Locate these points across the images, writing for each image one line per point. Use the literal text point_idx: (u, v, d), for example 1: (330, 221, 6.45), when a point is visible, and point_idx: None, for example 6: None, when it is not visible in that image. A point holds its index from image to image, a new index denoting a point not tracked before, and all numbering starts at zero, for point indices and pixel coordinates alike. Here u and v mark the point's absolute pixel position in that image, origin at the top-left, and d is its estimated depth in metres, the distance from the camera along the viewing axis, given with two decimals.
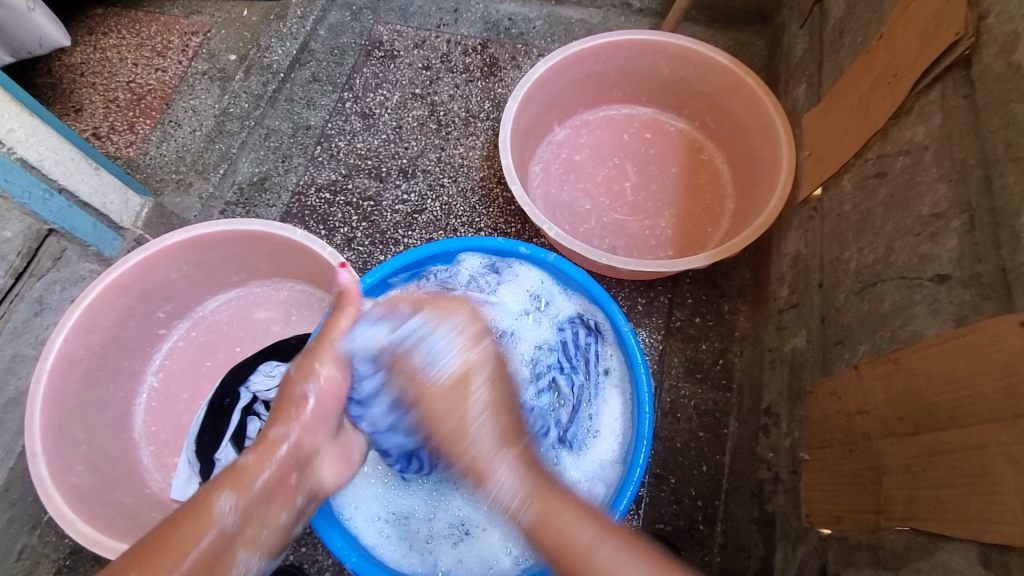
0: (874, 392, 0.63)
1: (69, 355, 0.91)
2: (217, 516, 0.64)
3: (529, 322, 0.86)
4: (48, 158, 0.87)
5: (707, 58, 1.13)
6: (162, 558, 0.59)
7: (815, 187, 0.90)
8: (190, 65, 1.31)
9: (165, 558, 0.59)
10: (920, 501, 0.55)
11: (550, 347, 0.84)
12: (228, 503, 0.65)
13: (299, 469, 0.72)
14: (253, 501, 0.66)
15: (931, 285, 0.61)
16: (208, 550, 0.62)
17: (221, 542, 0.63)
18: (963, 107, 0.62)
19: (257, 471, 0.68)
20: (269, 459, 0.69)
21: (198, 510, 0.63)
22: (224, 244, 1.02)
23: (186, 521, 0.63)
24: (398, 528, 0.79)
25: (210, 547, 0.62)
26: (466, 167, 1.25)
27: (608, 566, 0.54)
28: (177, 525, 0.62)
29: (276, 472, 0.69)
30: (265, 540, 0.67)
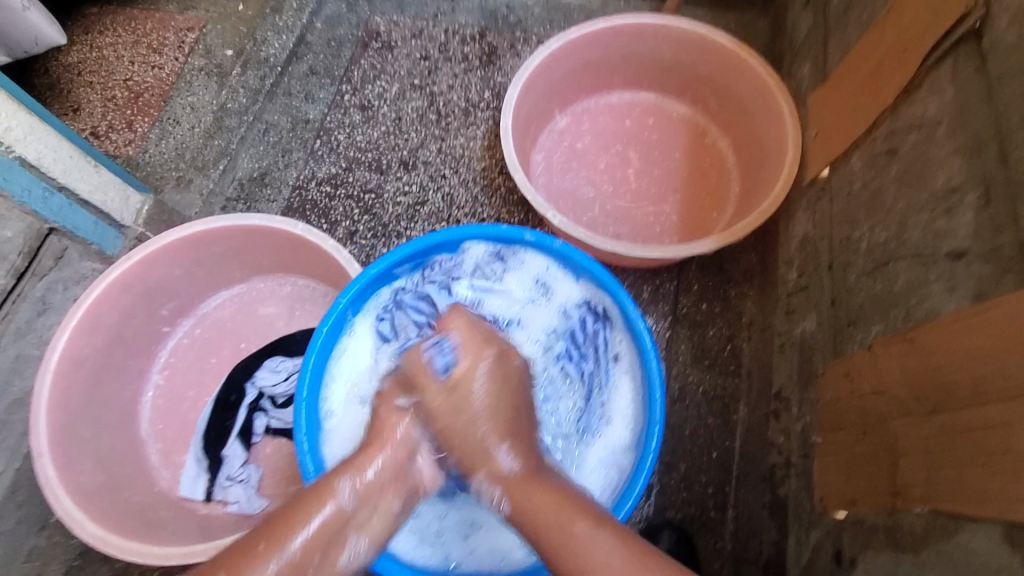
0: (889, 372, 0.62)
1: (73, 355, 0.91)
2: (334, 495, 0.61)
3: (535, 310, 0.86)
4: (47, 156, 0.86)
5: (709, 40, 1.11)
6: (285, 528, 0.58)
7: (823, 167, 0.88)
8: (186, 61, 1.29)
9: (290, 527, 0.58)
10: (941, 481, 0.53)
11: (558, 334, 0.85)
12: (347, 483, 0.63)
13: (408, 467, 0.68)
14: (373, 485, 0.64)
15: (947, 261, 0.60)
16: (327, 526, 0.60)
17: (340, 520, 0.61)
18: (975, 79, 0.61)
19: (374, 455, 0.66)
20: (389, 440, 0.68)
21: (318, 488, 0.61)
22: (225, 240, 1.01)
23: (304, 501, 0.61)
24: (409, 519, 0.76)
25: (326, 525, 0.60)
26: (467, 157, 1.24)
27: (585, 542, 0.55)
28: (298, 503, 0.60)
29: (392, 457, 0.67)
30: (379, 525, 0.64)
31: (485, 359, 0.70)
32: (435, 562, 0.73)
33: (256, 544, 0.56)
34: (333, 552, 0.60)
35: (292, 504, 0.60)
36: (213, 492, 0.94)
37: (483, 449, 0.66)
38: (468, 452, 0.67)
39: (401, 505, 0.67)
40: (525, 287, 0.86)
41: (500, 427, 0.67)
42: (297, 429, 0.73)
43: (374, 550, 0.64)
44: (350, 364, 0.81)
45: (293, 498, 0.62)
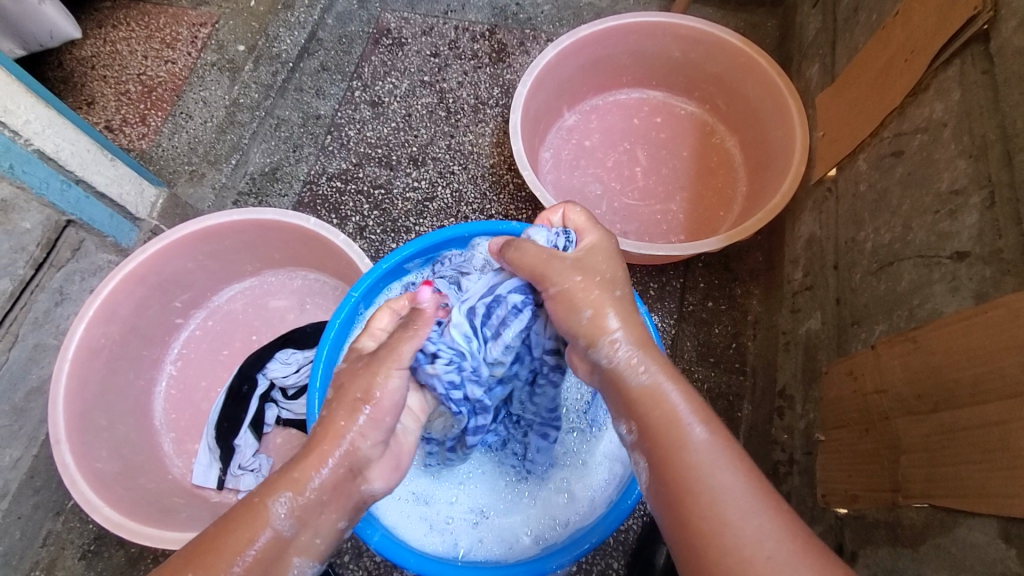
0: (892, 371, 0.63)
1: (90, 344, 0.93)
2: (270, 522, 0.55)
3: None
4: (65, 150, 0.88)
5: (718, 40, 1.12)
6: (216, 559, 0.53)
7: (829, 168, 0.89)
8: (198, 56, 1.31)
9: (220, 559, 0.53)
10: (940, 478, 0.55)
11: None
12: (283, 506, 0.56)
13: (352, 477, 0.60)
14: (312, 502, 0.57)
15: (951, 262, 0.60)
16: (263, 552, 0.54)
17: (277, 545, 0.55)
18: (982, 81, 0.61)
19: (315, 470, 0.58)
20: (332, 451, 0.59)
21: (252, 511, 0.55)
22: (238, 234, 1.03)
23: (237, 522, 0.55)
24: (419, 509, 0.77)
25: (264, 550, 0.54)
26: (476, 154, 1.25)
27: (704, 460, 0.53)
28: (230, 525, 0.54)
29: (334, 472, 0.59)
30: (322, 544, 0.58)
31: (589, 236, 0.68)
32: (445, 550, 0.75)
33: (184, 573, 0.52)
34: None
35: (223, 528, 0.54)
36: (225, 479, 0.95)
37: (613, 337, 0.61)
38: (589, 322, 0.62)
39: (348, 518, 0.61)
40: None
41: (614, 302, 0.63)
42: (310, 418, 0.75)
43: (318, 567, 0.59)
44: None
45: (225, 515, 0.56)
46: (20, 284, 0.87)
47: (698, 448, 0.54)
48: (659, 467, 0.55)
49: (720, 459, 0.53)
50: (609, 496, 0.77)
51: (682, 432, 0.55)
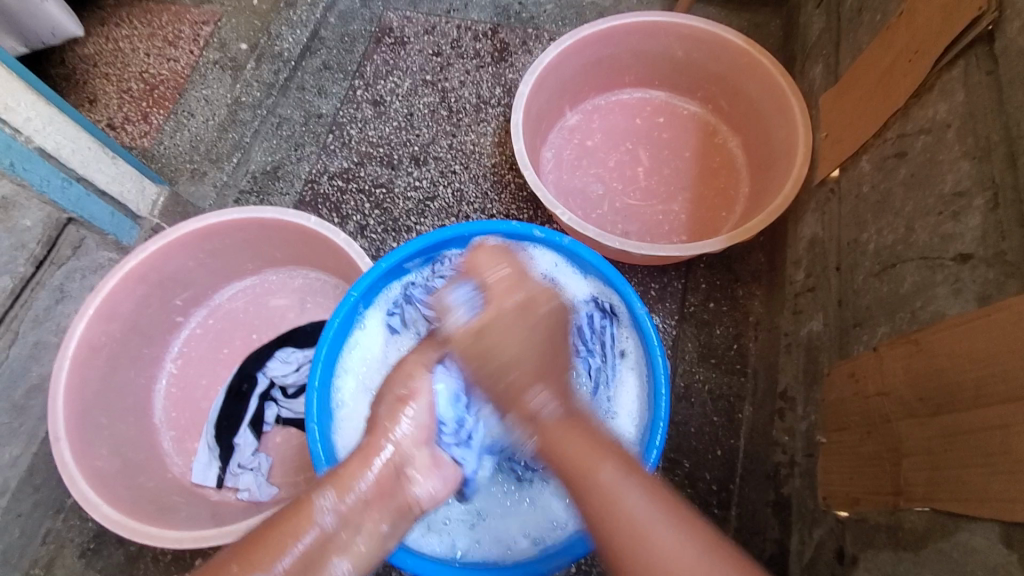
0: (893, 373, 0.62)
1: (91, 342, 0.93)
2: (315, 518, 0.60)
3: None
4: (65, 147, 0.88)
5: (721, 39, 1.11)
6: (264, 553, 0.58)
7: (832, 168, 0.88)
8: (201, 55, 1.30)
9: (267, 553, 0.58)
10: (941, 482, 0.54)
11: None
12: (328, 502, 0.61)
13: (396, 479, 0.66)
14: (356, 504, 0.63)
15: (953, 264, 0.60)
16: (304, 554, 0.59)
17: (321, 543, 0.60)
18: (986, 82, 0.61)
19: (361, 470, 0.64)
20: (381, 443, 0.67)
21: (299, 507, 0.61)
22: (239, 232, 1.03)
23: (283, 520, 0.60)
24: None
25: (309, 549, 0.59)
26: (477, 153, 1.25)
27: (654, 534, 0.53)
28: (280, 521, 0.60)
29: (381, 471, 0.65)
30: (361, 549, 0.63)
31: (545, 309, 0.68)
32: (442, 550, 0.75)
33: (229, 565, 0.57)
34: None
35: (274, 522, 0.60)
36: (224, 478, 0.95)
37: (531, 402, 0.66)
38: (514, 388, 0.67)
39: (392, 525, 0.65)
40: (538, 282, 0.87)
41: (533, 369, 0.66)
42: (309, 417, 0.75)
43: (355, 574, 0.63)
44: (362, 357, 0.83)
45: (275, 514, 0.62)
46: (21, 282, 0.87)
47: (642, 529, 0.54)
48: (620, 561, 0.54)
49: (629, 483, 0.57)
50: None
51: (592, 473, 0.58)
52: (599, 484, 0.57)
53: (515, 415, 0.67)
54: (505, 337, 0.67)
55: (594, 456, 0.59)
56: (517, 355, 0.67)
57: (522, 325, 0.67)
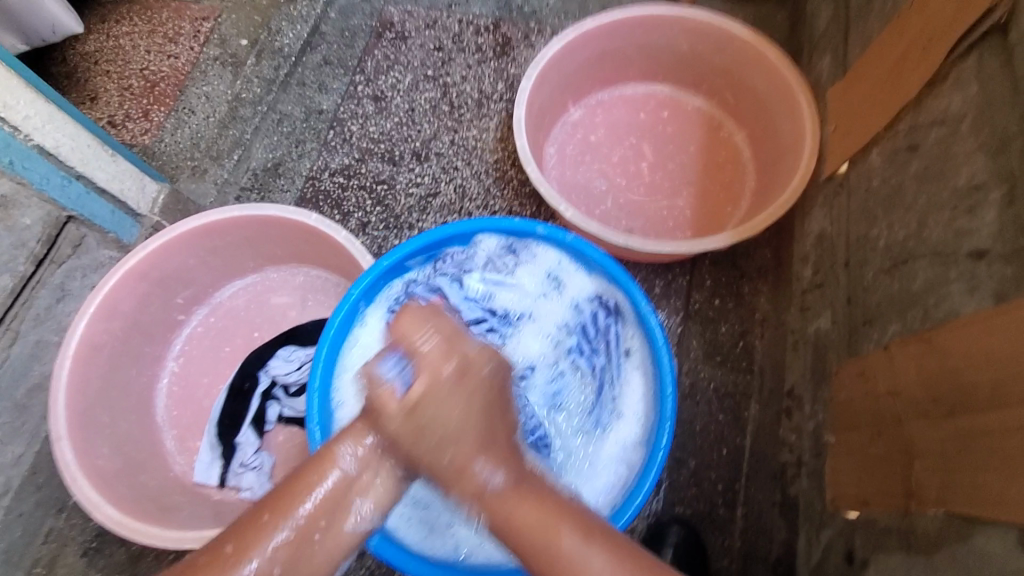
0: (905, 372, 0.61)
1: (91, 341, 0.92)
2: (338, 462, 0.59)
3: (547, 303, 0.85)
4: (64, 145, 0.87)
5: (727, 31, 1.10)
6: (291, 498, 0.57)
7: (841, 162, 0.87)
8: (201, 51, 1.29)
9: (295, 497, 0.57)
10: (956, 484, 0.53)
11: (570, 328, 0.84)
12: (348, 451, 0.59)
13: (406, 437, 0.60)
14: (373, 453, 0.60)
15: (968, 261, 0.58)
16: (331, 493, 0.58)
17: (343, 488, 0.59)
18: (1002, 72, 0.59)
19: (372, 423, 0.60)
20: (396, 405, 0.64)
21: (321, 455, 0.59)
22: (240, 230, 1.02)
23: (307, 469, 0.59)
24: (418, 512, 0.76)
25: (333, 490, 0.58)
26: (479, 149, 1.23)
27: None
28: (304, 469, 0.59)
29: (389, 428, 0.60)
30: (383, 491, 0.61)
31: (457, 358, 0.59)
32: (444, 553, 0.74)
33: (261, 514, 0.57)
34: (338, 519, 0.58)
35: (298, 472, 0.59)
36: (226, 477, 0.95)
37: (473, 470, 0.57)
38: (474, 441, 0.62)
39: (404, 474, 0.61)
40: (542, 279, 0.85)
41: (470, 444, 0.58)
42: (309, 418, 0.75)
43: (380, 514, 0.61)
44: (362, 356, 0.81)
45: (301, 463, 0.61)
46: (21, 280, 0.86)
47: None
48: None
49: (590, 550, 0.53)
50: (614, 499, 0.74)
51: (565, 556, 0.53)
52: (559, 554, 0.53)
53: (458, 492, 0.58)
54: (447, 404, 0.57)
55: (550, 521, 0.55)
56: (459, 425, 0.57)
57: (485, 381, 0.60)
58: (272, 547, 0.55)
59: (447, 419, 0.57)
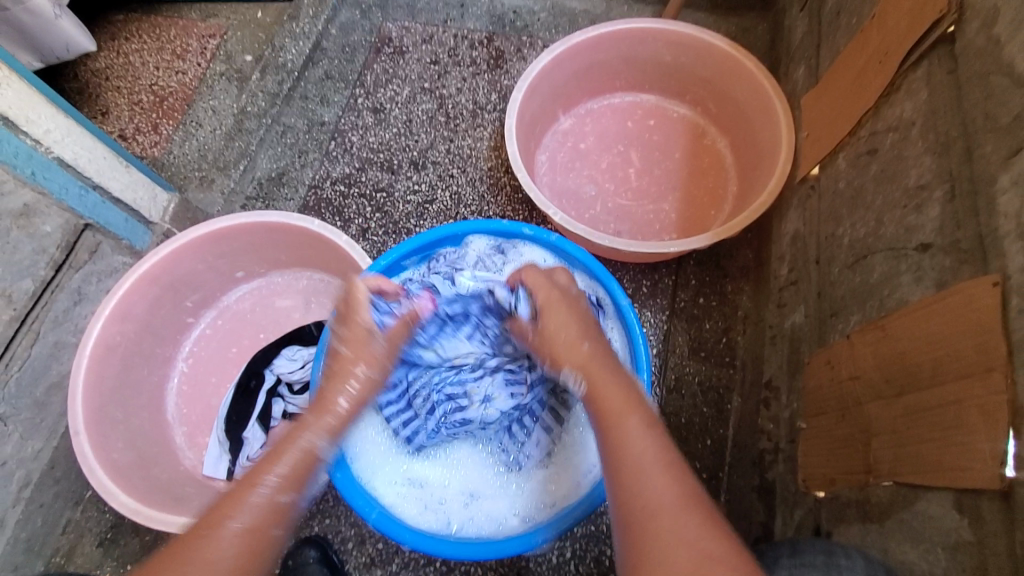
0: (864, 358, 0.66)
1: (106, 341, 0.97)
2: (274, 472, 0.65)
3: None
4: (82, 157, 0.93)
5: (708, 44, 1.15)
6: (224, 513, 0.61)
7: (812, 166, 0.92)
8: (208, 67, 1.36)
9: (228, 513, 0.61)
10: (905, 457, 0.57)
11: None
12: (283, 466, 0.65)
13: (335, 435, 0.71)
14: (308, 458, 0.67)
15: (916, 254, 0.63)
16: (268, 505, 0.63)
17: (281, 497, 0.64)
18: (947, 81, 0.64)
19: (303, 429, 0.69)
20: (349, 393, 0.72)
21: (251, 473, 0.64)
22: (245, 236, 1.07)
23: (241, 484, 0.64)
24: (415, 490, 0.81)
25: (272, 506, 0.63)
26: (474, 157, 1.29)
27: (665, 493, 0.57)
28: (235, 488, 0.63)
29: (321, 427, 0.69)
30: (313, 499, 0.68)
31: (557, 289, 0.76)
32: (438, 527, 0.79)
33: (201, 531, 0.59)
34: (278, 533, 0.63)
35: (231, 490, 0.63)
36: (234, 470, 1.00)
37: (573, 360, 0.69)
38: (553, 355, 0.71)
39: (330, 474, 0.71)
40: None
41: (581, 335, 0.71)
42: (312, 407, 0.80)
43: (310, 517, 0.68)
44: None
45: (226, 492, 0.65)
46: (42, 284, 0.91)
47: (660, 498, 0.56)
48: (620, 505, 0.59)
49: (650, 435, 0.61)
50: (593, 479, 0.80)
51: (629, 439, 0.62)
52: (621, 432, 0.62)
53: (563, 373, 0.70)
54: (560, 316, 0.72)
55: (623, 406, 0.64)
56: (573, 328, 0.71)
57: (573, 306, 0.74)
58: (230, 541, 0.59)
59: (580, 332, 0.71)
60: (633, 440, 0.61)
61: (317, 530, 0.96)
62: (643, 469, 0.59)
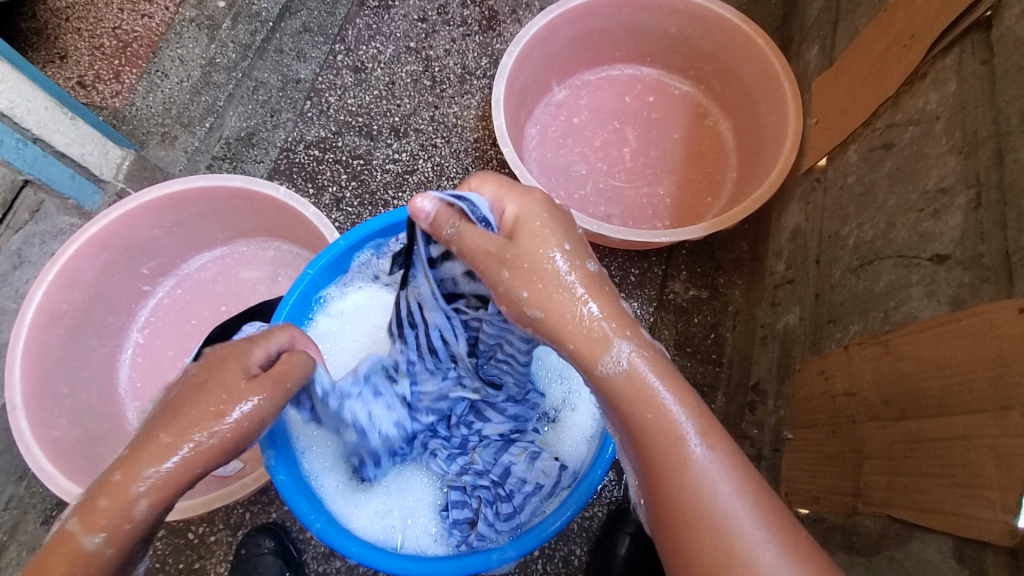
0: (861, 374, 0.61)
1: (50, 309, 0.90)
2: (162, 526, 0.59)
3: None
4: (20, 106, 0.84)
5: (717, 16, 1.07)
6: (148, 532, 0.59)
7: (820, 157, 0.85)
8: (177, 12, 1.19)
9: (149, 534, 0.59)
10: (900, 488, 0.53)
11: None
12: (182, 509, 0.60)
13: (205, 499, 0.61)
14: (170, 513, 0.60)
15: (930, 264, 0.58)
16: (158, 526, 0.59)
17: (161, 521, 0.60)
18: (980, 72, 0.58)
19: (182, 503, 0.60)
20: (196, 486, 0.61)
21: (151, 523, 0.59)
22: (206, 201, 0.99)
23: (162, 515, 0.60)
24: (387, 509, 0.75)
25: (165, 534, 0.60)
26: (460, 127, 1.21)
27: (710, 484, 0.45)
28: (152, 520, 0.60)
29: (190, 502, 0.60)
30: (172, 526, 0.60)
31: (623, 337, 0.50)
32: (386, 541, 0.74)
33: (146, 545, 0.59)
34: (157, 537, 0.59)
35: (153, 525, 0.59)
36: None
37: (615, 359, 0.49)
38: (582, 349, 0.50)
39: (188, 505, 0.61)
40: None
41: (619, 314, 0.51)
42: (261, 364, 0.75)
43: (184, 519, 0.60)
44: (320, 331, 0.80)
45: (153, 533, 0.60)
46: None
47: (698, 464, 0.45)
48: (672, 514, 0.46)
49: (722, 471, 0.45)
50: (560, 497, 0.73)
51: (681, 436, 0.47)
52: (680, 465, 0.46)
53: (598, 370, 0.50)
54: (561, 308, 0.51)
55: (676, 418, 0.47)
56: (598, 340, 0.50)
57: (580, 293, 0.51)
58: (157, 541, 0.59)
59: (542, 228, 0.53)
60: (713, 481, 0.45)
61: (275, 516, 0.94)
62: (715, 500, 0.44)
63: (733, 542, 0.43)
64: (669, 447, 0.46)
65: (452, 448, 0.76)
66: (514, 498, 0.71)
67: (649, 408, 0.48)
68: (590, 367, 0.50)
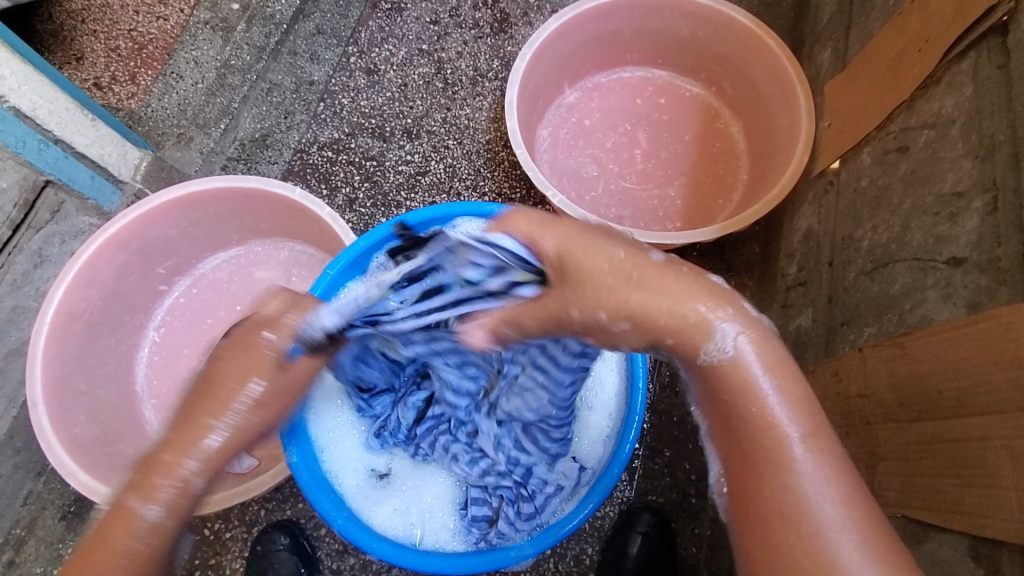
0: (876, 375, 0.61)
1: (70, 308, 0.91)
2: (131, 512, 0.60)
3: None
4: (42, 108, 0.85)
5: (729, 18, 1.07)
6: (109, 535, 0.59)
7: (833, 159, 0.85)
8: (192, 14, 1.20)
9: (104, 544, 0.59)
10: (916, 489, 0.54)
11: None
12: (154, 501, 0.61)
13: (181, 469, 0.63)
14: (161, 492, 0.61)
15: (945, 268, 0.59)
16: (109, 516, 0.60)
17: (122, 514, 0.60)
18: (996, 77, 0.58)
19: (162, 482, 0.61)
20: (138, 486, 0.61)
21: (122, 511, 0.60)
22: (222, 202, 1.00)
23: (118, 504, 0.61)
24: (406, 504, 0.77)
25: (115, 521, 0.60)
26: (472, 129, 1.22)
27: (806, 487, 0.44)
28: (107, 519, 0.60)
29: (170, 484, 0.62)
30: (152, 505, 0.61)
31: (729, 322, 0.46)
32: (405, 536, 0.75)
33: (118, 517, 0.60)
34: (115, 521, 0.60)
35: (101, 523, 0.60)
36: None
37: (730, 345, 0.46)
38: (684, 344, 0.47)
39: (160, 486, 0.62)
40: None
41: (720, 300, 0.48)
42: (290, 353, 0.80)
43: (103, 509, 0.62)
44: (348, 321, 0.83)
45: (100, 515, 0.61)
46: None
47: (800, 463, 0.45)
48: (758, 514, 0.45)
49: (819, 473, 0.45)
50: (577, 495, 0.75)
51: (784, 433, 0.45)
52: (783, 462, 0.45)
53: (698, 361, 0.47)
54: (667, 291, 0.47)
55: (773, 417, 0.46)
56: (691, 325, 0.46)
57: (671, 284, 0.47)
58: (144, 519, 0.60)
59: (589, 245, 0.50)
60: (811, 484, 0.44)
61: (289, 513, 0.95)
62: (810, 503, 0.44)
63: (823, 546, 0.43)
64: (770, 448, 0.45)
65: (473, 451, 0.74)
66: (536, 499, 0.73)
67: (752, 402, 0.46)
68: (693, 356, 0.47)
